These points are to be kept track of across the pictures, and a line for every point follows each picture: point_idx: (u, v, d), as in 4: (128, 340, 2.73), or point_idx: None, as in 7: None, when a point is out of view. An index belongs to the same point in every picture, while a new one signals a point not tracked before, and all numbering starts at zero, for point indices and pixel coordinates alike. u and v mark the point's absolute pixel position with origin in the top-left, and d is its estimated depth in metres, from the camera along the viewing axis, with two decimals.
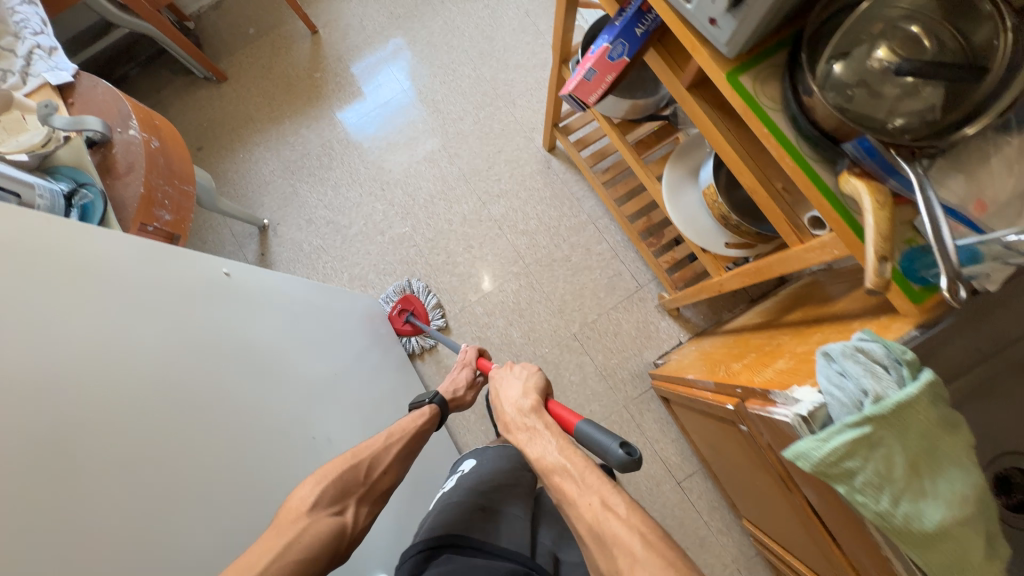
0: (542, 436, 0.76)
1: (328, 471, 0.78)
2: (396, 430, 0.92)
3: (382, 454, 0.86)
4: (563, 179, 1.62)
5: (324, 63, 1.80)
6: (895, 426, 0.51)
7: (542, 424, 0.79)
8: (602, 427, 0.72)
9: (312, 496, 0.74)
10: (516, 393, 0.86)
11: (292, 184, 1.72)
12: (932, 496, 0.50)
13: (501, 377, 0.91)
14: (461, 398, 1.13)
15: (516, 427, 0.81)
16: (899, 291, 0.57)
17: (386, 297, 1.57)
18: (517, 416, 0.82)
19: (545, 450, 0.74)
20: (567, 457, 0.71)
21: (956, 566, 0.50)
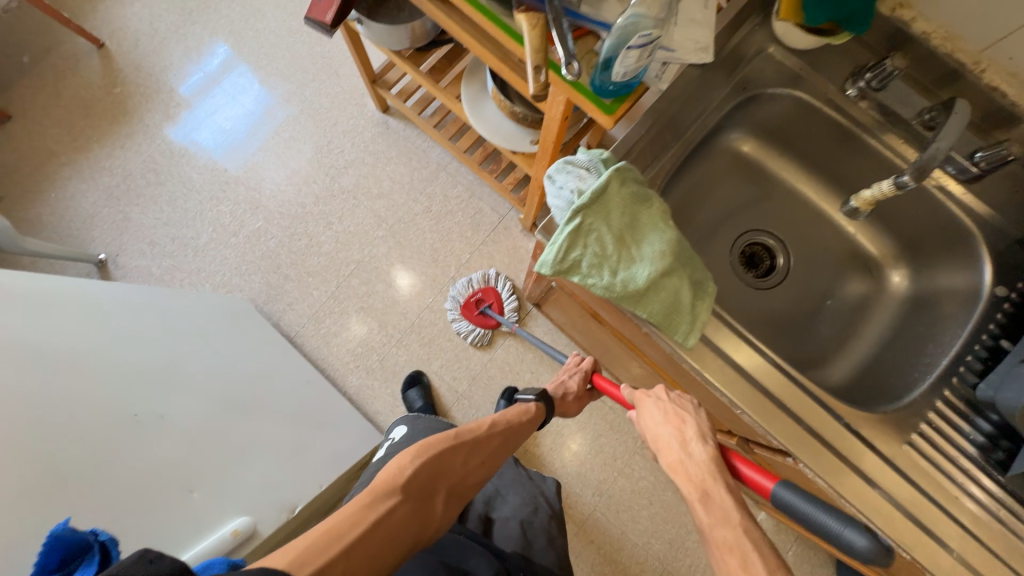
0: (714, 483, 0.57)
1: (431, 450, 0.79)
2: (502, 423, 0.91)
3: (486, 444, 0.86)
4: (404, 135, 1.64)
5: (121, 76, 1.67)
6: (600, 212, 0.59)
7: (726, 480, 0.58)
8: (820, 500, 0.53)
9: (408, 471, 0.75)
10: (689, 430, 0.64)
11: (121, 210, 1.59)
12: (640, 260, 0.59)
13: (652, 403, 0.70)
14: (566, 403, 1.09)
15: (688, 476, 0.59)
16: (594, 106, 0.66)
17: (463, 286, 1.52)
18: (691, 463, 0.60)
19: (726, 517, 0.53)
20: (752, 537, 0.51)
21: (672, 311, 0.60)
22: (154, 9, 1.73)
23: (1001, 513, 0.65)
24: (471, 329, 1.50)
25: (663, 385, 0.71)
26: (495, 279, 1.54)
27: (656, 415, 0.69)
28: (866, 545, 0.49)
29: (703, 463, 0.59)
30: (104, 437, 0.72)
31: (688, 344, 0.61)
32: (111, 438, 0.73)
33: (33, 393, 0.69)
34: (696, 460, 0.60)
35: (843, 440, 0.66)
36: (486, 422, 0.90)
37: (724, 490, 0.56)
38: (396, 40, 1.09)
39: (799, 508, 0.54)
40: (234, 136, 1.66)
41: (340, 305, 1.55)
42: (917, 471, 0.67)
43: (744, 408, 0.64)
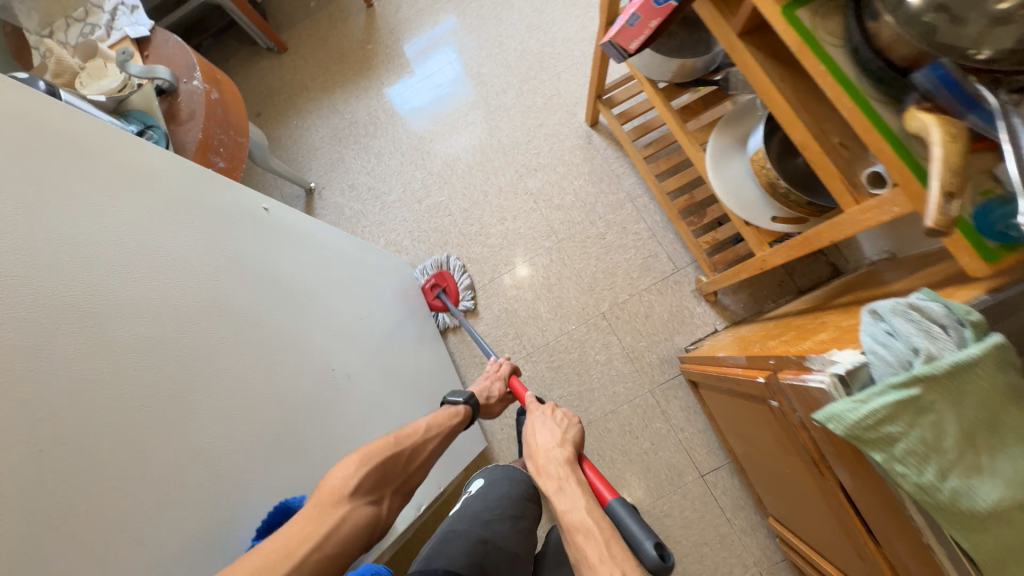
0: (572, 483, 0.76)
1: (371, 454, 0.79)
2: (434, 425, 0.93)
3: (420, 446, 0.88)
4: (603, 155, 1.57)
5: (376, 35, 1.85)
6: (950, 391, 0.45)
7: (575, 479, 0.77)
8: (637, 516, 0.67)
9: (353, 481, 0.74)
10: (552, 442, 0.86)
11: (339, 151, 1.78)
12: (990, 474, 0.44)
13: (541, 420, 0.92)
14: (490, 407, 1.13)
15: (550, 476, 0.80)
16: (969, 247, 0.49)
17: (424, 270, 1.59)
18: (551, 464, 0.82)
19: (574, 505, 0.71)
20: (595, 518, 0.68)
21: (1011, 557, 0.43)
22: None
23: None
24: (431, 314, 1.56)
25: (551, 404, 0.95)
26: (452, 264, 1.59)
27: (538, 425, 0.91)
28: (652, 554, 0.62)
29: (562, 468, 0.80)
30: (287, 388, 0.78)
31: None
32: (287, 389, 0.78)
33: (247, 328, 0.75)
34: (556, 463, 0.81)
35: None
36: (421, 424, 0.91)
37: (575, 488, 0.75)
38: (661, 71, 1.01)
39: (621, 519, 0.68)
40: (440, 111, 1.75)
41: (487, 299, 1.57)
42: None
43: None
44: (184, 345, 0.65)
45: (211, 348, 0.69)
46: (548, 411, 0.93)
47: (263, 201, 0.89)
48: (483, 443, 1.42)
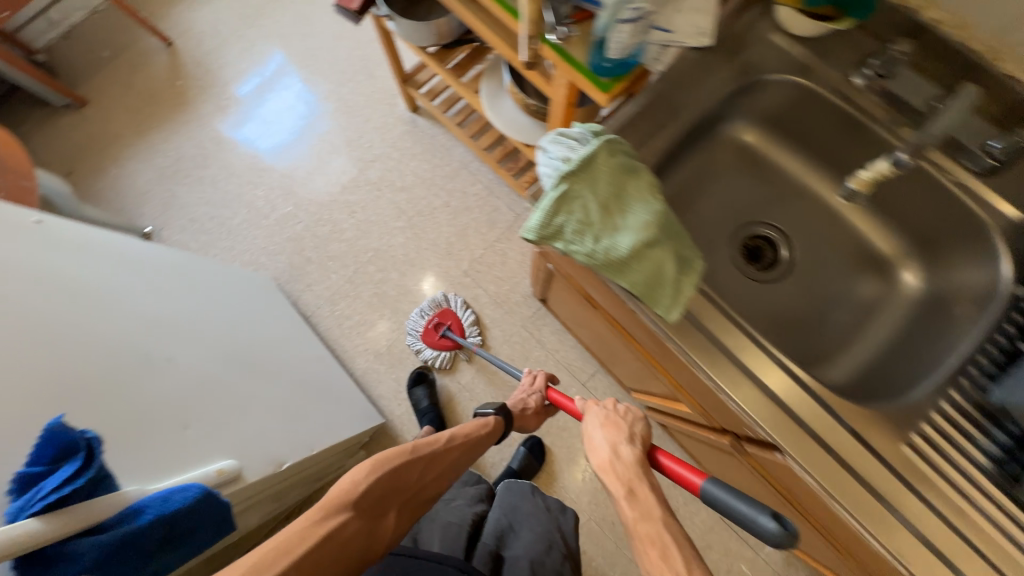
0: (640, 482, 0.63)
1: (382, 462, 0.77)
2: (458, 434, 0.91)
3: (442, 455, 0.86)
4: (430, 134, 1.71)
5: (184, 71, 1.84)
6: (587, 180, 0.60)
7: (650, 478, 0.65)
8: (737, 491, 0.57)
9: (361, 488, 0.73)
10: (618, 435, 0.71)
11: (170, 189, 1.73)
12: (623, 229, 0.59)
13: (599, 411, 0.77)
14: (527, 418, 1.10)
15: (617, 475, 0.65)
16: (591, 84, 0.68)
17: (421, 312, 1.54)
18: (620, 462, 0.67)
19: (649, 513, 0.59)
20: (672, 533, 0.57)
21: (653, 282, 0.59)
22: (219, 13, 1.90)
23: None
24: (435, 354, 1.50)
25: (611, 395, 0.79)
26: (452, 299, 1.56)
27: (596, 417, 0.76)
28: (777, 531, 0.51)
29: (631, 465, 0.66)
30: (114, 370, 0.74)
31: (670, 319, 0.60)
32: (117, 372, 0.74)
33: (48, 319, 0.70)
34: (625, 460, 0.67)
35: (847, 445, 0.58)
36: (443, 434, 0.89)
37: (649, 489, 0.62)
38: (422, 36, 1.14)
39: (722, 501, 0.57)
40: (282, 133, 1.77)
41: (356, 290, 1.61)
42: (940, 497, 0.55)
43: (728, 391, 0.60)
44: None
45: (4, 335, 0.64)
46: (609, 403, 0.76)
47: (35, 215, 0.84)
48: (381, 422, 1.44)
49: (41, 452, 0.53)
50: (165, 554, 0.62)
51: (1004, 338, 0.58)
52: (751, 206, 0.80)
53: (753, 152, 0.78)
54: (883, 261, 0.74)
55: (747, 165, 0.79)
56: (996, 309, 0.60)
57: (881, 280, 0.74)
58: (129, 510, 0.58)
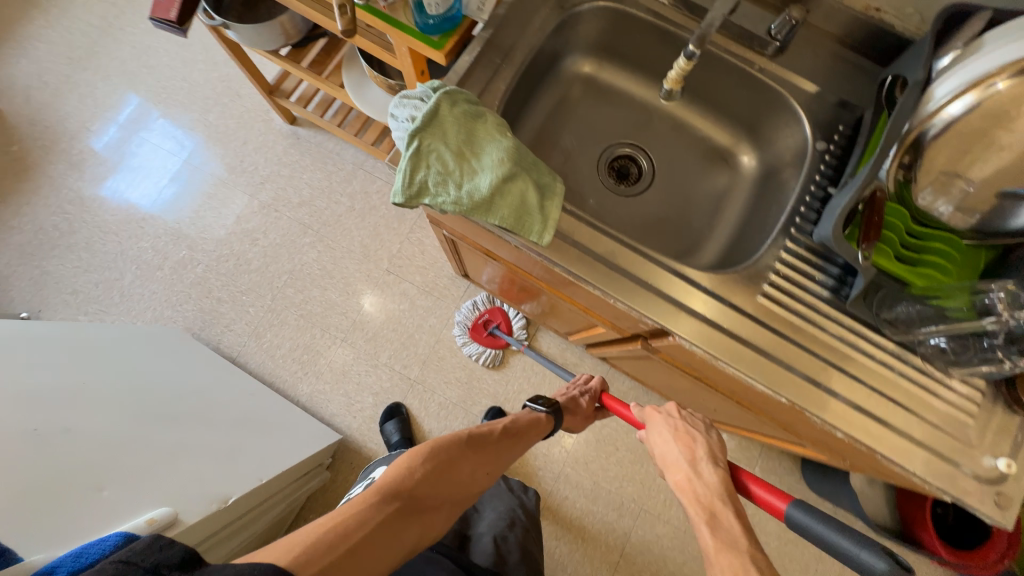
0: (723, 506, 0.65)
1: (438, 450, 0.76)
2: (511, 427, 0.92)
3: (494, 447, 0.87)
4: (315, 142, 1.66)
5: (17, 133, 1.64)
6: (437, 133, 0.63)
7: (731, 503, 0.66)
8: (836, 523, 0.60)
9: (416, 475, 0.72)
10: (702, 453, 0.73)
11: (38, 266, 1.55)
12: (481, 170, 0.63)
13: (670, 420, 0.81)
14: (577, 419, 1.12)
15: (698, 497, 0.67)
16: (425, 45, 0.70)
17: (472, 305, 1.53)
18: (701, 484, 0.69)
19: (733, 543, 0.60)
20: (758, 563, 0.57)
21: (521, 212, 0.63)
22: (41, 62, 1.70)
23: (892, 359, 0.64)
24: (480, 350, 1.51)
25: (676, 405, 0.83)
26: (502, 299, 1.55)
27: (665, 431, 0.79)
28: (885, 568, 0.54)
29: (713, 486, 0.68)
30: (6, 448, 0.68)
31: (544, 243, 0.64)
32: (10, 450, 0.68)
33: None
34: (706, 481, 0.69)
35: (717, 312, 0.66)
36: (497, 424, 0.91)
37: (732, 516, 0.64)
38: (267, 39, 1.09)
39: (816, 530, 0.61)
40: (158, 183, 1.63)
41: (280, 317, 1.55)
42: (793, 329, 0.65)
43: (613, 294, 0.66)
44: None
45: None
46: (678, 414, 0.80)
47: None
48: (339, 438, 1.42)
49: None
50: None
51: (815, 186, 0.68)
52: (608, 130, 0.86)
53: (596, 82, 0.85)
54: (725, 151, 0.84)
55: (594, 94, 0.85)
56: (807, 162, 0.70)
57: (727, 167, 0.83)
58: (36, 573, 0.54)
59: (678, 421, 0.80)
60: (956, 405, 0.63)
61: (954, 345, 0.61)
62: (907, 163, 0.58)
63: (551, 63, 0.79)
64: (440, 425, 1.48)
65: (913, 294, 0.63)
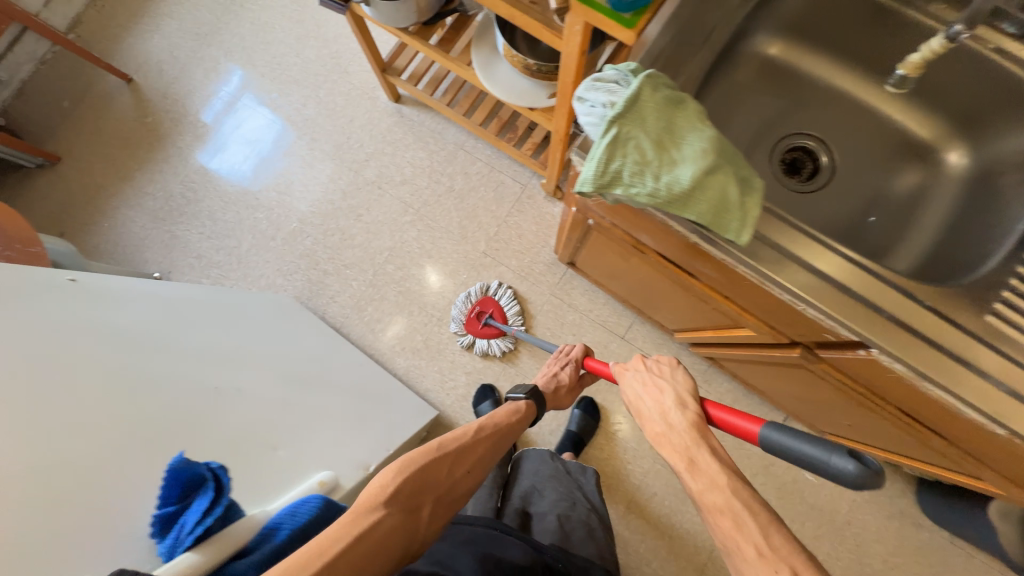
0: (699, 450, 0.61)
1: (410, 461, 0.71)
2: (486, 424, 0.85)
3: (473, 448, 0.80)
4: (418, 121, 1.68)
5: (151, 106, 1.76)
6: (635, 120, 0.59)
7: (708, 442, 0.63)
8: (806, 434, 0.57)
9: (391, 487, 0.67)
10: (667, 402, 0.69)
11: (168, 230, 1.68)
12: (682, 161, 0.59)
13: (634, 376, 0.76)
14: (560, 396, 1.09)
15: (673, 447, 0.64)
16: (615, 24, 0.65)
17: (465, 297, 1.54)
18: (675, 434, 0.65)
19: (714, 482, 0.57)
20: (742, 499, 0.55)
21: (720, 208, 0.59)
22: (171, 37, 1.80)
23: None
24: (487, 343, 1.51)
25: (642, 355, 0.78)
26: (495, 289, 1.55)
27: (636, 386, 0.75)
28: (856, 470, 0.51)
29: (686, 433, 0.64)
30: (193, 406, 0.77)
31: (741, 243, 0.60)
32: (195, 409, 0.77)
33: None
34: (678, 430, 0.65)
35: (935, 329, 0.59)
36: (472, 424, 0.84)
37: (709, 455, 0.60)
38: (402, 16, 1.09)
39: (786, 445, 0.58)
40: (270, 157, 1.71)
41: (381, 291, 1.60)
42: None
43: (806, 302, 0.61)
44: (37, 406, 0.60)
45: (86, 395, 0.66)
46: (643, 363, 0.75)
47: (69, 273, 0.85)
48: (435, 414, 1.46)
49: (169, 492, 0.57)
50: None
51: None
52: (784, 118, 0.79)
53: (778, 65, 0.78)
54: (925, 147, 0.75)
55: (773, 78, 0.78)
56: None
57: (923, 164, 0.75)
58: (266, 529, 0.62)
59: (644, 371, 0.76)
60: None
61: None
62: None
63: (737, 43, 0.73)
64: None
65: None
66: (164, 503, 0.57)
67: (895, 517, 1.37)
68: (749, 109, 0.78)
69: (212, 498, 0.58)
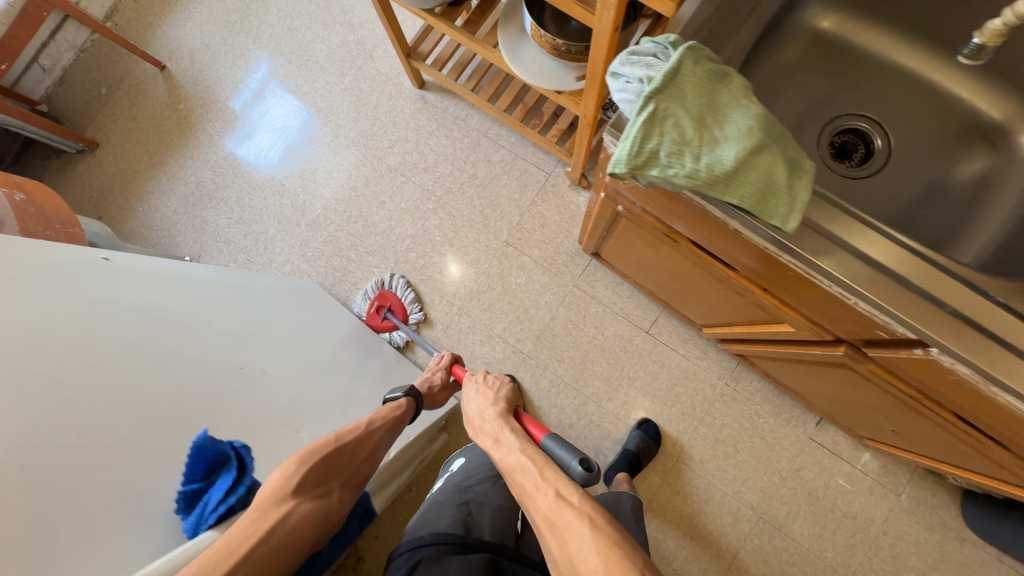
0: (505, 431, 0.77)
1: (310, 454, 0.71)
2: (375, 418, 0.85)
3: (367, 439, 0.80)
4: (442, 107, 1.65)
5: (182, 93, 1.80)
6: (674, 95, 0.55)
7: (510, 425, 0.79)
8: (564, 442, 0.78)
9: (296, 479, 0.67)
10: (484, 402, 0.86)
11: (197, 215, 1.72)
12: (725, 140, 0.55)
13: (473, 388, 0.92)
14: (435, 396, 1.10)
15: (485, 432, 0.80)
16: None
17: (364, 295, 1.57)
18: (486, 420, 0.82)
19: (509, 450, 0.72)
20: (529, 454, 0.70)
21: (766, 192, 0.55)
22: (203, 25, 1.83)
23: None
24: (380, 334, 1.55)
25: (481, 371, 0.96)
26: (391, 281, 1.57)
27: (472, 394, 0.91)
28: (580, 473, 0.73)
29: (492, 420, 0.81)
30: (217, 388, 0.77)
31: (788, 229, 0.55)
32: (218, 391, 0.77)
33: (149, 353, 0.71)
34: (488, 418, 0.82)
35: (1012, 330, 0.53)
36: (361, 420, 0.83)
37: (509, 433, 0.76)
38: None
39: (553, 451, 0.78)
40: (295, 144, 1.72)
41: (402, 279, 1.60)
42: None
43: (859, 296, 0.57)
44: (62, 384, 0.61)
45: (114, 374, 0.67)
46: (478, 378, 0.94)
47: (102, 253, 0.85)
48: (454, 402, 1.45)
49: (194, 469, 0.65)
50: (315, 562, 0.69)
51: None
52: (838, 96, 0.73)
53: (831, 39, 0.72)
54: (994, 129, 0.69)
55: (825, 53, 0.72)
56: None
57: (992, 149, 0.69)
58: None
59: (481, 385, 0.94)
60: None
61: None
62: None
63: (786, 16, 0.68)
64: (549, 403, 1.47)
65: None
66: (190, 479, 0.65)
67: (936, 529, 1.29)
68: (797, 91, 0.72)
69: (234, 477, 0.66)
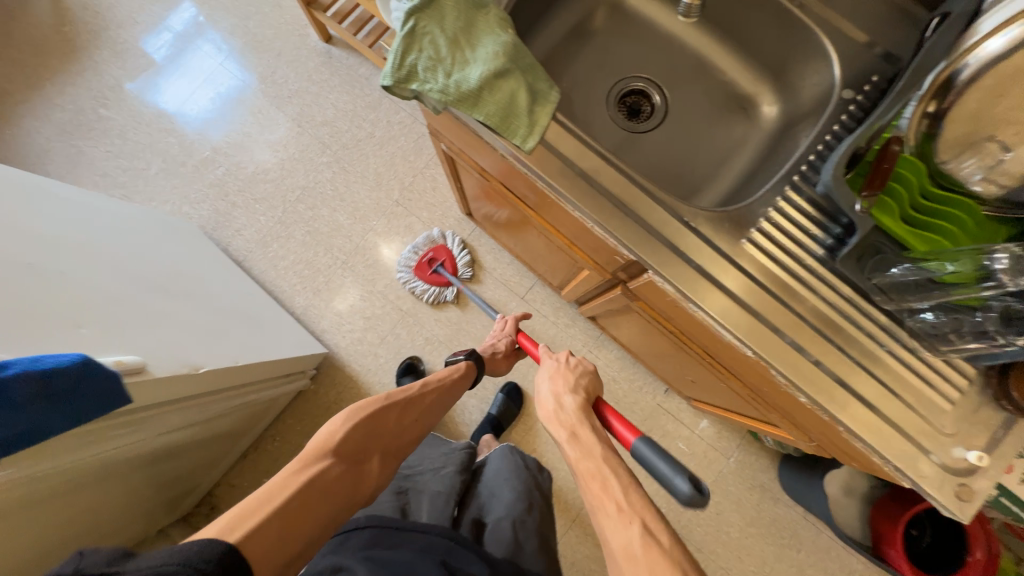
0: (585, 429, 0.69)
1: (360, 410, 0.75)
2: (431, 380, 0.90)
3: (416, 399, 0.85)
4: (346, 64, 1.66)
5: (69, 15, 1.70)
6: (433, 16, 0.60)
7: (592, 423, 0.70)
8: (662, 452, 0.63)
9: (340, 435, 0.71)
10: (562, 387, 0.77)
11: (73, 145, 1.62)
12: (474, 62, 0.60)
13: (550, 365, 0.83)
14: (496, 362, 1.14)
15: (561, 423, 0.71)
16: None
17: (414, 246, 1.53)
18: (565, 413, 0.73)
19: (590, 452, 0.64)
20: (610, 465, 0.62)
21: (507, 112, 0.61)
22: None
23: (879, 333, 0.60)
24: (425, 287, 1.50)
25: (564, 350, 0.85)
26: (450, 239, 1.54)
27: (546, 373, 0.81)
28: (686, 492, 0.58)
29: (573, 413, 0.72)
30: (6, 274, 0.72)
31: (527, 149, 0.61)
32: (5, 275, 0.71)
33: None
34: (568, 410, 0.73)
35: (701, 257, 0.62)
36: (417, 383, 0.88)
37: (590, 433, 0.68)
38: None
39: (648, 459, 0.63)
40: (192, 83, 1.67)
41: (288, 229, 1.58)
42: (779, 286, 0.61)
43: (593, 220, 0.63)
44: None
45: None
46: (559, 356, 0.83)
47: None
48: (324, 352, 1.45)
49: None
50: (50, 411, 0.65)
51: (830, 136, 0.65)
52: (625, 62, 0.82)
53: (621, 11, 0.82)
54: (748, 102, 0.79)
55: (615, 25, 0.82)
56: (829, 110, 0.66)
57: (745, 120, 0.79)
58: None
59: (561, 362, 0.83)
60: (935, 387, 0.59)
61: (945, 320, 0.57)
62: (932, 113, 0.52)
63: None
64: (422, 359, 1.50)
65: (910, 259, 0.57)
66: None
67: (756, 490, 1.43)
68: (590, 56, 0.81)
69: None
